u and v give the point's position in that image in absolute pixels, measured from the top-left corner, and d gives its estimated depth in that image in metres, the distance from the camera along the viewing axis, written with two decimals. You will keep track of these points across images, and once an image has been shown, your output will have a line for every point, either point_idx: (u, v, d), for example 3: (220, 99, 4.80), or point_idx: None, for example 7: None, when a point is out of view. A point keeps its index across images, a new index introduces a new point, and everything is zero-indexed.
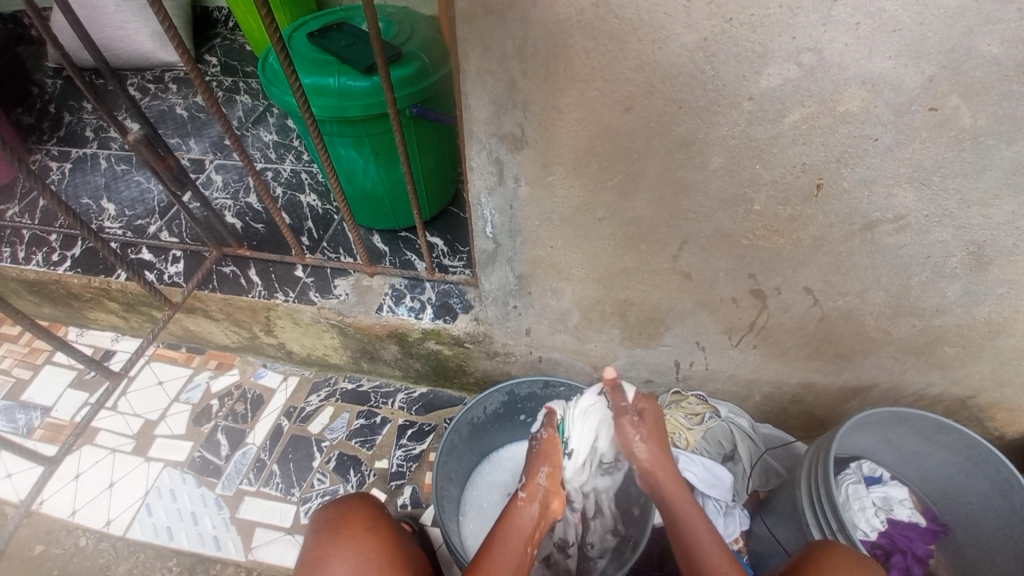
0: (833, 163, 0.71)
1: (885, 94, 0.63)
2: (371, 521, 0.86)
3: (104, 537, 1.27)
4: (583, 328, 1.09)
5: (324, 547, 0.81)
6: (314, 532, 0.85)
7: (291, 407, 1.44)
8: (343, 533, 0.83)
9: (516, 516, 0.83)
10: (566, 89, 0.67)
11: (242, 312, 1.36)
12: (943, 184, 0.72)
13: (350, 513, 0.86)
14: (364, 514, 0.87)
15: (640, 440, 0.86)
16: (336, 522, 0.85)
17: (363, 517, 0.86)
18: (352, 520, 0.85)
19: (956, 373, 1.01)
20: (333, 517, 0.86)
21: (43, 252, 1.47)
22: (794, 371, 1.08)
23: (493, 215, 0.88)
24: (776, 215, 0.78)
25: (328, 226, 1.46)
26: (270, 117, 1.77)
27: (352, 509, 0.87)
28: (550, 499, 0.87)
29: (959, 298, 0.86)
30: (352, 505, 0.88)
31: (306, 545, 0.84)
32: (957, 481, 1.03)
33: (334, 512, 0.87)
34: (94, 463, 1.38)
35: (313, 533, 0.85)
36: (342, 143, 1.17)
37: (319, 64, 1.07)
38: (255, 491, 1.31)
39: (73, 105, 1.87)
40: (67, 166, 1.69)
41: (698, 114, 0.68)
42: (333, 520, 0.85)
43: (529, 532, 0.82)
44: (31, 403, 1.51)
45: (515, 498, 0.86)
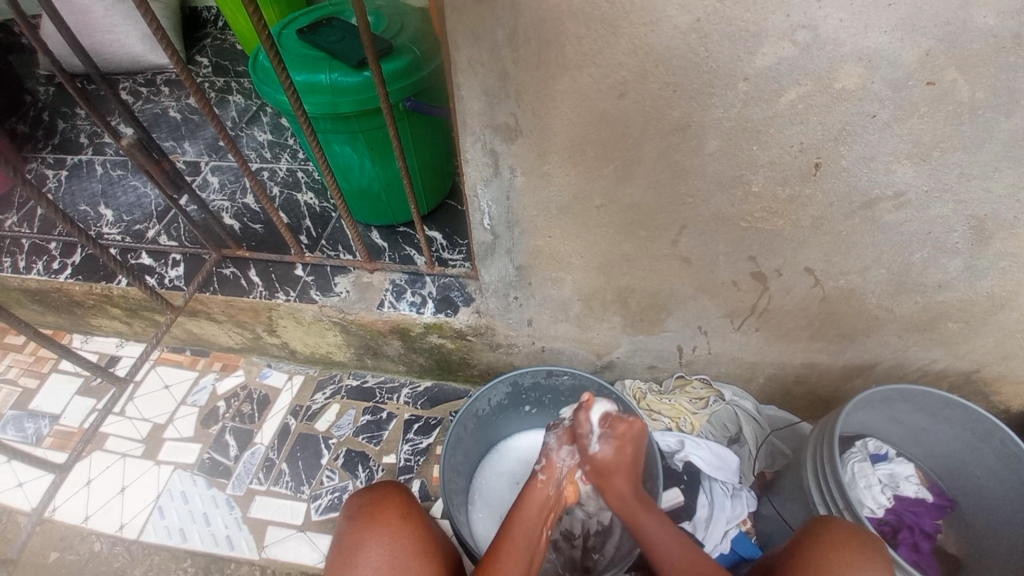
0: (831, 141, 0.70)
1: (882, 69, 0.62)
2: (405, 506, 0.86)
3: (118, 542, 1.28)
4: (585, 316, 1.09)
5: (358, 534, 0.82)
6: (349, 517, 0.85)
7: (297, 406, 1.45)
8: (377, 519, 0.83)
9: (536, 496, 0.87)
10: (559, 76, 0.66)
11: (244, 314, 1.36)
12: (942, 159, 0.71)
13: (384, 499, 0.86)
14: (398, 500, 0.87)
15: (604, 451, 0.87)
16: (370, 507, 0.85)
17: (397, 502, 0.86)
18: (386, 506, 0.85)
19: (959, 349, 1.00)
20: (367, 502, 0.86)
21: (43, 261, 1.47)
22: (797, 353, 1.08)
23: (491, 206, 0.88)
24: (775, 196, 0.78)
25: (327, 224, 1.45)
26: (263, 115, 1.76)
27: (386, 495, 0.87)
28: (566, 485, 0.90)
29: (961, 273, 0.86)
30: (386, 491, 0.88)
31: (340, 529, 0.84)
32: (963, 456, 1.04)
33: (368, 497, 0.87)
34: (104, 469, 1.39)
35: (348, 518, 0.85)
36: (337, 139, 1.16)
37: (309, 61, 1.06)
38: (265, 490, 1.32)
39: (65, 112, 1.86)
40: (64, 173, 1.69)
41: (693, 97, 0.67)
42: (367, 506, 0.85)
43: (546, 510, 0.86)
44: (39, 411, 1.52)
45: (534, 480, 0.89)
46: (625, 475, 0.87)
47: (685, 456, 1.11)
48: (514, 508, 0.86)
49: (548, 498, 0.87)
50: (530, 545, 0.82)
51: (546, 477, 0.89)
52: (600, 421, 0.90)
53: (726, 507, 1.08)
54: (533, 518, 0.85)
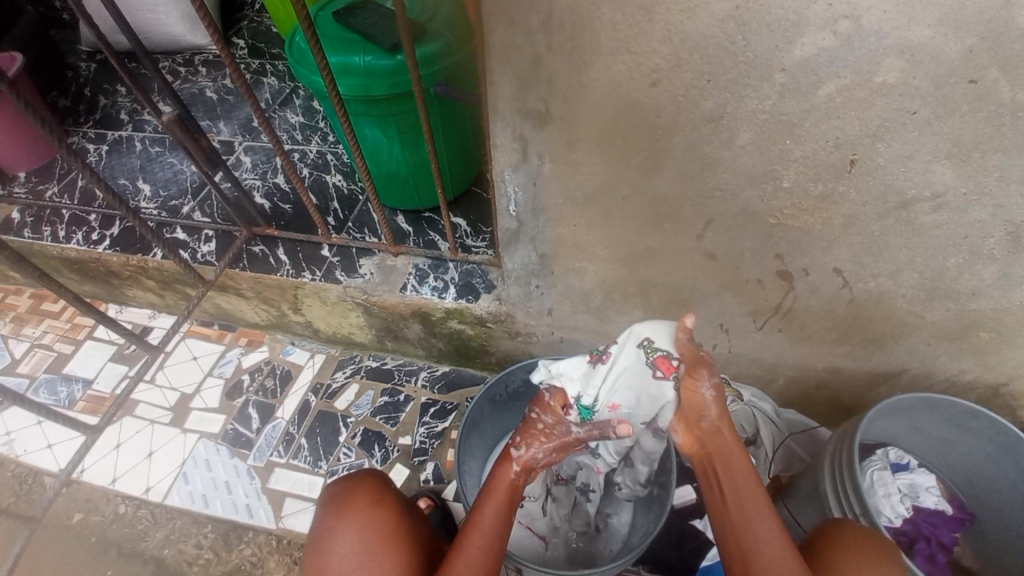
0: (868, 138, 0.69)
1: (925, 65, 0.61)
2: (376, 495, 0.88)
3: (143, 505, 1.33)
4: (606, 308, 1.09)
5: (330, 521, 0.84)
6: (324, 505, 0.88)
7: (318, 384, 1.48)
8: (347, 507, 0.85)
9: (505, 482, 0.82)
10: (592, 62, 0.66)
11: (271, 291, 1.40)
12: (983, 161, 0.69)
13: (356, 487, 0.88)
14: (370, 488, 0.89)
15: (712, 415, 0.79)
16: (343, 495, 0.87)
17: (368, 490, 0.88)
18: (358, 494, 0.87)
19: (990, 360, 0.98)
20: (339, 491, 0.88)
21: (82, 232, 1.53)
22: (820, 356, 1.06)
23: (517, 192, 0.89)
24: (806, 193, 0.77)
25: (353, 206, 1.48)
26: (296, 98, 1.79)
27: (359, 483, 0.89)
28: (538, 462, 0.85)
29: (996, 281, 0.83)
30: (359, 479, 0.90)
31: (316, 516, 0.87)
32: (988, 470, 1.01)
33: (341, 485, 0.89)
34: (134, 434, 1.45)
35: (323, 506, 0.88)
36: (368, 122, 1.18)
37: (345, 44, 1.08)
38: (284, 463, 1.36)
39: (106, 88, 1.93)
40: (104, 147, 1.75)
41: (727, 88, 0.66)
42: (339, 494, 0.88)
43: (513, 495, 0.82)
44: (73, 376, 1.58)
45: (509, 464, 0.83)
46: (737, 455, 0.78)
47: None
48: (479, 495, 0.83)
49: (514, 482, 0.83)
50: (497, 533, 0.79)
51: (519, 455, 0.84)
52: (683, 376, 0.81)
53: None
54: (496, 504, 0.81)
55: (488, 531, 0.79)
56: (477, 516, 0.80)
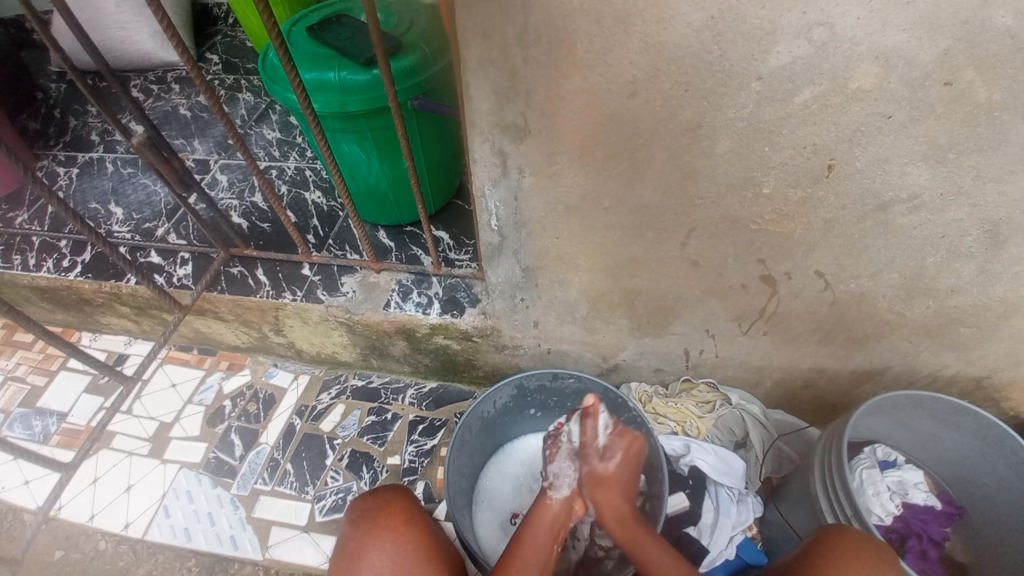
0: (845, 142, 0.69)
1: (898, 69, 0.62)
2: (409, 512, 0.86)
3: (123, 540, 1.28)
4: (592, 318, 1.08)
5: (363, 538, 0.81)
6: (353, 522, 0.85)
7: (303, 406, 1.45)
8: (382, 524, 0.83)
9: (547, 513, 0.88)
10: (569, 75, 0.66)
11: (252, 313, 1.36)
12: (957, 161, 0.70)
13: (390, 504, 0.86)
14: (404, 505, 0.87)
15: (607, 464, 0.89)
16: (376, 512, 0.85)
17: (402, 507, 0.86)
18: (391, 511, 0.85)
19: (971, 355, 0.99)
20: (372, 507, 0.86)
21: (53, 259, 1.48)
22: (806, 357, 1.07)
23: (498, 207, 0.88)
24: (787, 198, 0.77)
25: (334, 223, 1.46)
26: (272, 114, 1.76)
27: (392, 500, 0.87)
28: (575, 499, 0.90)
29: (974, 278, 0.85)
30: (391, 495, 0.88)
31: (345, 533, 0.84)
32: (974, 464, 1.02)
33: (373, 501, 0.87)
34: (111, 467, 1.39)
35: (353, 522, 0.85)
36: (345, 138, 1.17)
37: (319, 59, 1.06)
38: (270, 490, 1.32)
39: (77, 109, 1.88)
40: (75, 171, 1.70)
41: (705, 97, 0.66)
42: (372, 510, 0.85)
43: (557, 529, 0.87)
44: (46, 409, 1.53)
45: (546, 496, 0.90)
46: (617, 493, 0.88)
47: (691, 461, 1.11)
48: (522, 527, 0.88)
49: (559, 519, 0.88)
50: (540, 559, 0.84)
51: (558, 496, 0.89)
52: (606, 427, 0.91)
53: (731, 513, 1.07)
54: (543, 540, 0.85)
55: (534, 564, 0.83)
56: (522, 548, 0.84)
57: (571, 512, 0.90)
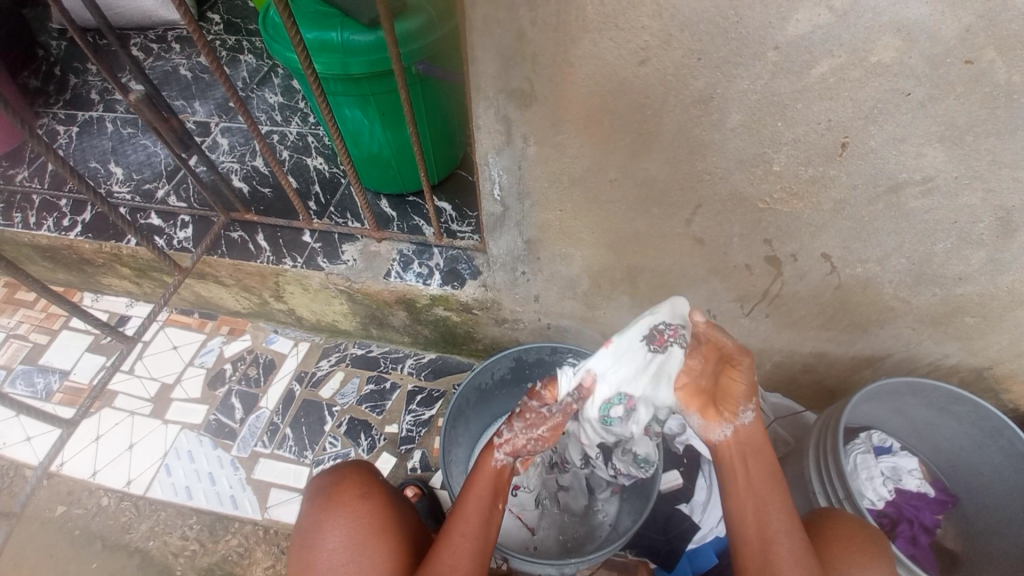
0: (860, 120, 0.67)
1: (920, 43, 0.59)
2: (365, 486, 0.86)
3: (126, 496, 1.31)
4: (593, 294, 1.07)
5: (317, 516, 0.82)
6: (310, 499, 0.85)
7: (302, 372, 1.46)
8: (334, 501, 0.83)
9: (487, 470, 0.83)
10: (578, 39, 0.64)
11: (252, 278, 1.36)
12: (976, 144, 0.68)
13: (345, 479, 0.86)
14: (359, 480, 0.87)
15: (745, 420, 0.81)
16: (329, 489, 0.85)
17: (355, 482, 0.86)
18: (344, 487, 0.85)
19: (974, 344, 0.98)
20: (327, 483, 0.86)
21: (54, 218, 1.47)
22: (807, 340, 1.06)
23: (501, 175, 0.86)
24: (797, 176, 0.75)
25: (336, 190, 1.44)
26: (274, 78, 1.73)
27: (347, 476, 0.87)
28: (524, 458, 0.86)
29: (983, 266, 0.83)
30: (345, 471, 0.88)
31: (302, 511, 0.85)
32: (970, 452, 1.02)
33: (327, 478, 0.87)
34: (113, 425, 1.41)
35: (309, 500, 0.86)
36: (348, 103, 1.14)
37: (321, 18, 1.03)
38: (269, 453, 1.34)
39: (77, 67, 1.85)
40: (74, 130, 1.68)
41: (718, 67, 0.64)
42: (327, 487, 0.85)
43: (497, 485, 0.83)
44: (49, 367, 1.54)
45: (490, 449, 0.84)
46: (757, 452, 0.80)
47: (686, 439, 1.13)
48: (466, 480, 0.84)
49: (498, 476, 0.83)
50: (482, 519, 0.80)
51: (503, 455, 0.83)
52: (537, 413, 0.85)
53: None
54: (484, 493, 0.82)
55: (475, 522, 0.80)
56: (462, 510, 0.81)
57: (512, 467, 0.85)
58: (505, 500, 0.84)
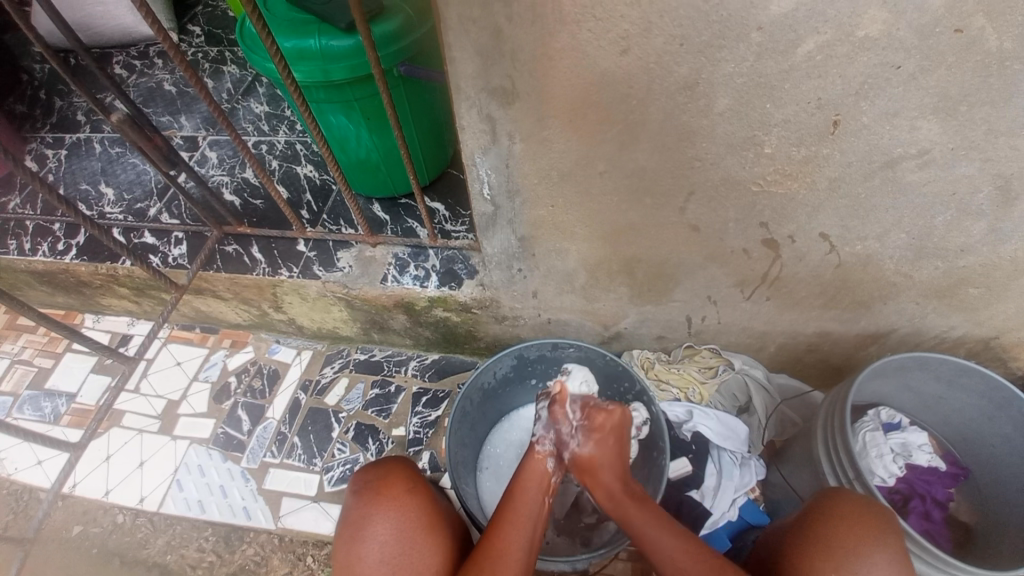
0: (851, 96, 0.66)
1: (908, 14, 0.57)
2: (412, 482, 0.86)
3: (140, 514, 1.31)
4: (591, 287, 1.06)
5: (366, 508, 0.82)
6: (356, 493, 0.85)
7: (307, 380, 1.46)
8: (384, 494, 0.83)
9: (535, 468, 0.86)
10: (556, 32, 0.62)
11: (250, 291, 1.36)
12: (970, 114, 0.66)
13: (392, 474, 0.86)
14: (405, 475, 0.86)
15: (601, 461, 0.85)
16: (378, 483, 0.84)
17: (404, 477, 0.86)
18: (393, 481, 0.85)
19: (979, 315, 0.97)
20: (374, 477, 0.85)
21: (48, 242, 1.47)
22: (809, 321, 1.05)
23: (489, 174, 0.85)
24: (790, 156, 0.74)
25: (327, 197, 1.43)
26: (258, 87, 1.71)
27: (393, 470, 0.86)
28: (565, 455, 0.88)
29: (984, 237, 0.82)
30: (393, 466, 0.88)
31: (348, 504, 0.84)
32: (979, 424, 1.01)
33: (374, 471, 0.86)
34: (123, 445, 1.41)
35: (355, 492, 0.85)
36: (331, 109, 1.13)
37: (297, 26, 1.01)
38: (278, 463, 1.34)
39: (61, 89, 1.84)
40: (62, 151, 1.67)
41: (701, 51, 0.63)
42: (373, 482, 0.85)
43: (546, 482, 0.85)
44: (55, 390, 1.54)
45: (534, 451, 0.88)
46: (611, 471, 0.84)
47: (694, 427, 1.11)
48: (514, 480, 0.86)
49: (546, 471, 0.86)
50: (531, 518, 0.81)
51: (544, 446, 0.88)
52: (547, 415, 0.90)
53: (734, 476, 1.07)
54: (534, 492, 0.84)
55: (526, 514, 0.82)
56: (515, 499, 0.83)
57: (559, 465, 0.88)
58: (552, 496, 0.87)
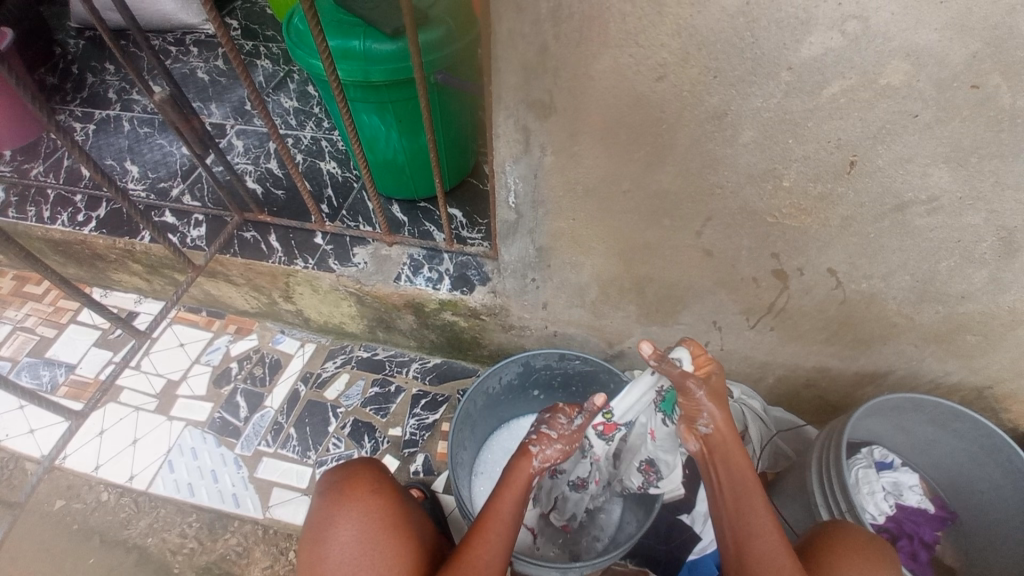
0: (869, 139, 0.69)
1: (929, 68, 0.61)
2: (377, 482, 0.87)
3: (127, 492, 1.32)
4: (600, 303, 1.09)
5: (330, 509, 0.83)
6: (322, 493, 0.86)
7: (308, 372, 1.47)
8: (346, 495, 0.84)
9: (522, 477, 0.81)
10: (600, 54, 0.66)
11: (262, 278, 1.38)
12: (979, 166, 0.70)
13: (356, 475, 0.87)
14: (370, 476, 0.87)
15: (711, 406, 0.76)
16: (341, 483, 0.86)
17: (368, 479, 0.87)
18: (357, 483, 0.86)
19: (975, 362, 1.00)
20: (340, 478, 0.87)
21: (68, 213, 1.49)
22: (810, 355, 1.08)
23: (517, 183, 0.88)
24: (806, 192, 0.77)
25: (348, 194, 1.46)
26: (290, 82, 1.76)
27: (358, 471, 0.87)
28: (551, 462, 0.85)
29: (985, 286, 0.85)
30: (358, 467, 0.89)
31: (314, 504, 0.86)
32: (969, 470, 1.03)
33: (340, 473, 0.88)
34: (118, 421, 1.42)
35: (321, 493, 0.86)
36: (365, 109, 1.17)
37: (345, 26, 1.06)
38: (272, 452, 1.35)
39: (94, 66, 1.89)
40: (91, 127, 1.71)
41: (733, 84, 0.66)
42: (338, 482, 0.86)
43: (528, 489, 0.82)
44: (55, 360, 1.55)
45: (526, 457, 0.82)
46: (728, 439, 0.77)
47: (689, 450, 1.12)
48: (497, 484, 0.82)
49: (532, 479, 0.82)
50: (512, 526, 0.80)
51: (539, 464, 0.82)
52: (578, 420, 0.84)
53: None
54: (514, 502, 0.81)
55: (503, 522, 0.80)
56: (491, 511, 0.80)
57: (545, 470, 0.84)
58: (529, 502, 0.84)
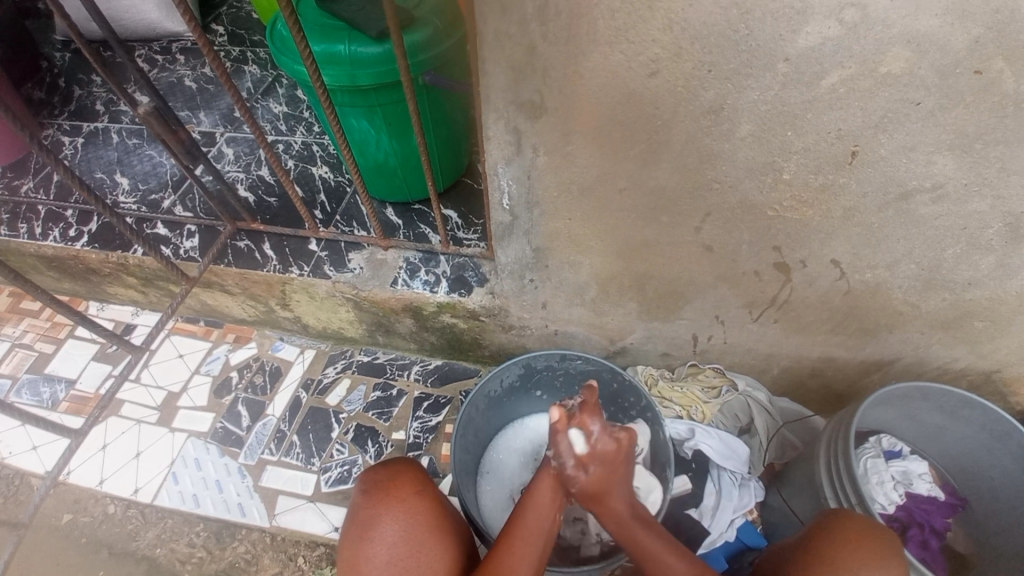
0: (870, 129, 0.68)
1: (930, 54, 0.59)
2: (420, 483, 0.86)
3: (133, 505, 1.31)
4: (601, 300, 1.07)
5: (374, 508, 0.82)
6: (363, 492, 0.85)
7: (309, 379, 1.46)
8: (392, 494, 0.83)
9: (552, 481, 0.82)
10: (590, 52, 0.64)
11: (258, 287, 1.36)
12: (984, 152, 0.68)
13: (401, 476, 0.86)
14: (413, 477, 0.86)
15: (591, 474, 0.74)
16: (386, 483, 0.84)
17: (412, 480, 0.86)
18: (401, 484, 0.85)
19: (983, 348, 0.98)
20: (383, 478, 0.85)
21: (59, 227, 1.48)
22: (815, 346, 1.06)
23: (510, 185, 0.86)
24: (807, 183, 0.75)
25: (341, 198, 1.44)
26: (278, 87, 1.74)
27: (401, 472, 0.86)
28: None
29: (991, 272, 0.83)
30: (401, 467, 0.88)
31: (355, 503, 0.84)
32: (979, 456, 1.02)
33: (383, 472, 0.86)
34: (121, 434, 1.41)
35: (364, 492, 0.84)
36: (354, 113, 1.14)
37: (329, 31, 1.04)
38: (276, 461, 1.34)
39: (82, 78, 1.86)
40: (79, 140, 1.69)
41: (729, 78, 0.64)
42: (382, 482, 0.85)
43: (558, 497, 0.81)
44: (55, 376, 1.54)
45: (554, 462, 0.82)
46: (618, 494, 0.76)
47: (695, 445, 1.11)
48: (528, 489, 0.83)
49: (564, 485, 0.82)
50: (543, 535, 0.80)
51: None
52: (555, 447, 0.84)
53: (733, 497, 1.07)
54: (546, 508, 0.80)
55: (539, 531, 0.80)
56: (524, 517, 0.80)
57: None
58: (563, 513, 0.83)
